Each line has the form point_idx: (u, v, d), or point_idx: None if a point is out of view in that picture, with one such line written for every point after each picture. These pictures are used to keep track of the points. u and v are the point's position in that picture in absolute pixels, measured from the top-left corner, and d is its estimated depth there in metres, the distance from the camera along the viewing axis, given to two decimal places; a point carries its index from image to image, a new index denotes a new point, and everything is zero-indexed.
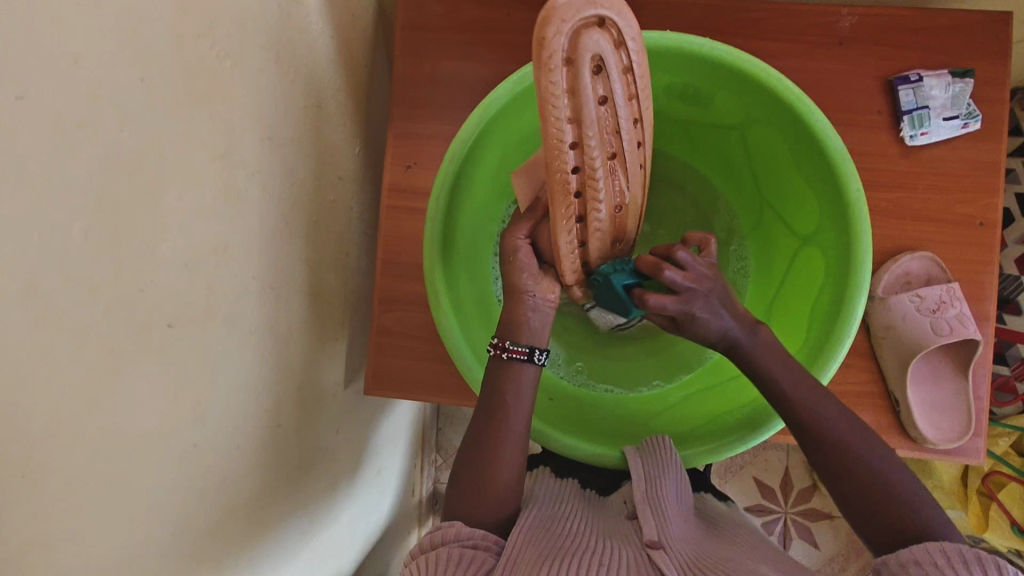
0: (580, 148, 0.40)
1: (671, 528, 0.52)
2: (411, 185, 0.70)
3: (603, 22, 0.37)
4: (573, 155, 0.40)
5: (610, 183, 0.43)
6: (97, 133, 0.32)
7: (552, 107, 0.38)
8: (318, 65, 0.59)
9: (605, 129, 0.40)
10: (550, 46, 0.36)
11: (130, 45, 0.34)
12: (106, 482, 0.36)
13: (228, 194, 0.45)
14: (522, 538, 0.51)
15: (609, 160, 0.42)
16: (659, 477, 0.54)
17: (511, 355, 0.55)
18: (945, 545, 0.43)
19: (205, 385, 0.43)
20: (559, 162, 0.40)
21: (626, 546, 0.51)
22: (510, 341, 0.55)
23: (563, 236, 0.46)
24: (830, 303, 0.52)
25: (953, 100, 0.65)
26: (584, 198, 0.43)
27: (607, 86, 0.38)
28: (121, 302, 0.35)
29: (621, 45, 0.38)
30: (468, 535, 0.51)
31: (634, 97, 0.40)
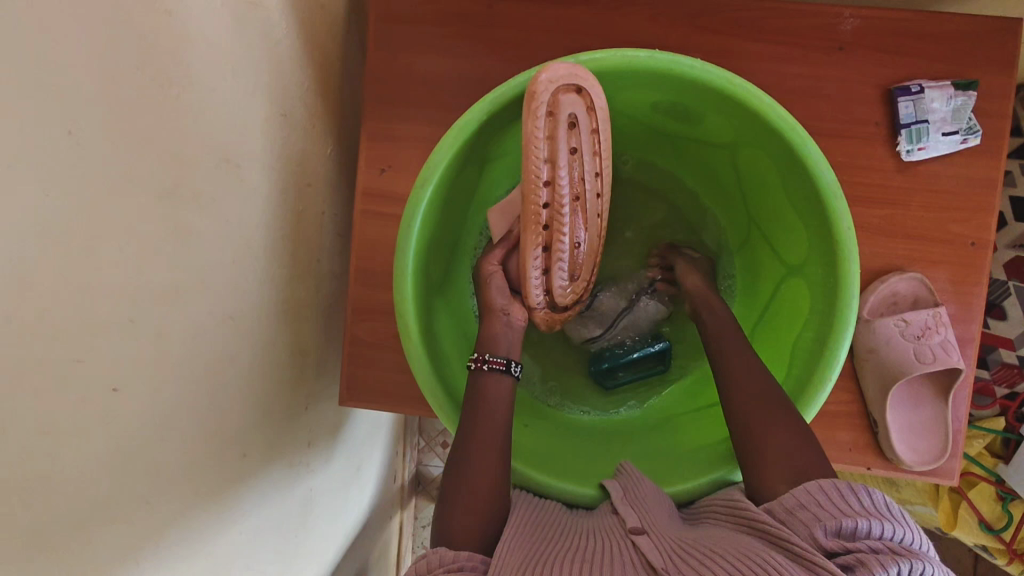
0: (552, 187, 0.50)
1: (656, 518, 0.49)
2: (386, 189, 0.67)
3: (580, 91, 0.48)
4: (546, 191, 0.50)
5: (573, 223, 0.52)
6: (20, 205, 0.29)
7: (535, 145, 0.48)
8: (282, 68, 0.55)
9: (573, 174, 0.50)
10: (537, 97, 0.46)
11: (55, 96, 0.31)
12: (54, 559, 0.34)
13: (177, 231, 0.41)
14: (506, 549, 0.46)
15: (572, 202, 0.51)
16: (636, 484, 0.53)
17: (491, 366, 0.55)
18: (823, 482, 0.43)
19: (159, 435, 0.41)
20: (534, 194, 0.49)
21: (610, 539, 0.47)
22: (489, 354, 0.57)
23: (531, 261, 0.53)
24: (813, 341, 0.51)
25: (954, 114, 0.62)
26: (550, 233, 0.52)
27: (577, 140, 0.49)
28: (57, 379, 0.32)
29: (593, 113, 0.49)
30: (453, 559, 0.46)
31: (599, 155, 0.51)
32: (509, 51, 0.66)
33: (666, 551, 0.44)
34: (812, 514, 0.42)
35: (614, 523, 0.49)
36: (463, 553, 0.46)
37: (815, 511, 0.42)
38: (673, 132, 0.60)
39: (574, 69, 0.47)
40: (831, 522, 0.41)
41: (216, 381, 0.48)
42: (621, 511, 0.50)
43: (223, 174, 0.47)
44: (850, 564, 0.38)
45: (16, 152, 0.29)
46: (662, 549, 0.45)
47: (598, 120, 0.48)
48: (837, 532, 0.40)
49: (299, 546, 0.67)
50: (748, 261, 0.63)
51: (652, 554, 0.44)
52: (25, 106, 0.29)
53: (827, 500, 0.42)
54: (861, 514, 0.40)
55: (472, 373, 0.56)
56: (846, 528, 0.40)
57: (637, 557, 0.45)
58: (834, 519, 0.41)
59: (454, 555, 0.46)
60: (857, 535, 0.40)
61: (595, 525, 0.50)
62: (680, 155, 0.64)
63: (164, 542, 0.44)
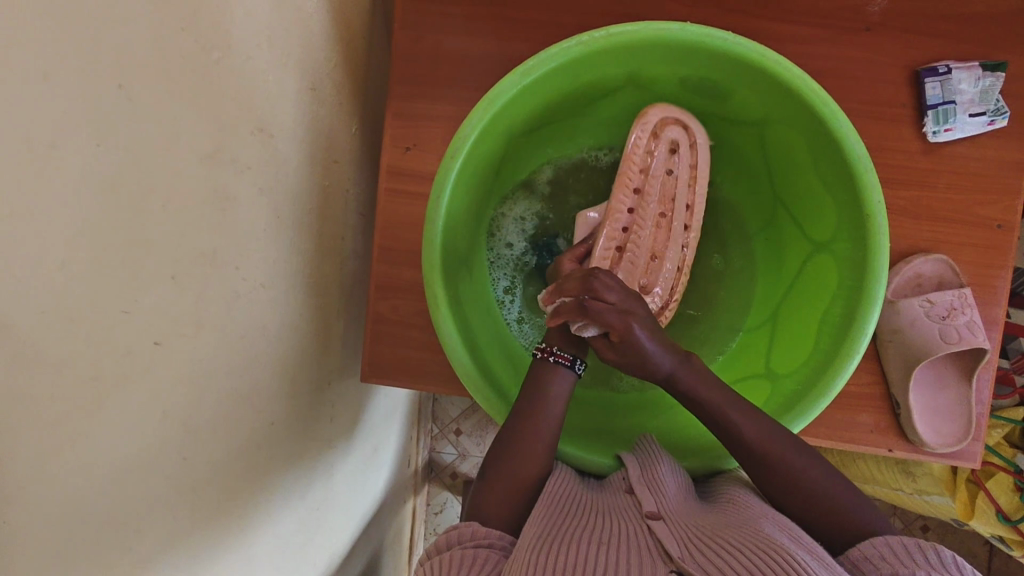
0: (640, 196, 0.61)
1: (670, 503, 0.49)
2: (411, 168, 0.67)
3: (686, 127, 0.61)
4: (631, 200, 0.61)
5: (653, 235, 0.61)
6: (73, 154, 0.30)
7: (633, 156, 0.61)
8: (314, 39, 0.55)
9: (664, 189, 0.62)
10: (647, 117, 0.60)
11: (106, 48, 0.31)
12: (94, 512, 0.35)
13: (215, 196, 0.42)
14: (529, 525, 0.48)
15: (658, 217, 0.62)
16: (654, 460, 0.54)
17: (556, 359, 0.58)
18: (892, 539, 0.45)
19: (195, 397, 0.42)
20: (623, 195, 0.61)
21: (625, 519, 0.48)
22: (557, 345, 0.59)
23: (600, 254, 0.61)
24: (841, 316, 0.52)
25: (982, 96, 0.61)
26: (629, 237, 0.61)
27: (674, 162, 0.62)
28: (102, 328, 0.33)
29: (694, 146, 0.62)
30: (483, 536, 0.49)
31: (694, 184, 0.62)
32: (537, 32, 0.66)
33: (682, 540, 0.45)
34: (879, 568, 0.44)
35: (629, 506, 0.50)
36: (493, 531, 0.49)
37: (889, 566, 0.44)
38: (700, 110, 0.61)
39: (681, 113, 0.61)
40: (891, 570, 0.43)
41: (249, 346, 0.49)
42: (638, 493, 0.50)
43: (258, 142, 0.47)
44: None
45: (67, 99, 0.29)
46: (677, 537, 0.45)
47: (695, 149, 0.61)
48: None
49: (319, 522, 0.67)
50: (772, 239, 0.64)
51: (669, 541, 0.44)
52: (75, 54, 0.30)
53: (891, 556, 0.44)
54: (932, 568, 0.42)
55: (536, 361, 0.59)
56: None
57: (652, 542, 0.45)
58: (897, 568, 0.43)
59: (484, 531, 0.49)
60: None
61: (611, 506, 0.51)
62: (708, 134, 0.65)
63: (196, 503, 0.44)
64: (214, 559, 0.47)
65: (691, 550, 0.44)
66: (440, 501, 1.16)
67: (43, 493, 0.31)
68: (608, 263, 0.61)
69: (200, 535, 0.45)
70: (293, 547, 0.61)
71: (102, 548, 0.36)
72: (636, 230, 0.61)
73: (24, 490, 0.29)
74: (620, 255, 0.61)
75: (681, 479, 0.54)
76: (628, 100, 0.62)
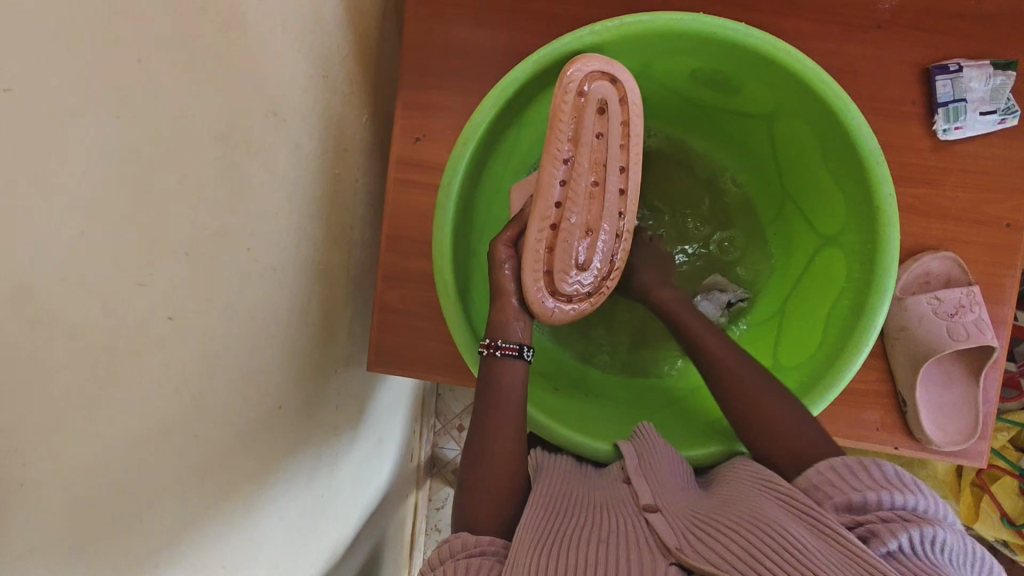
0: (569, 165, 0.53)
1: (668, 494, 0.49)
2: (420, 158, 0.67)
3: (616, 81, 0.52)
4: (563, 168, 0.53)
5: (584, 207, 0.53)
6: (94, 124, 0.30)
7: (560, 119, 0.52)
8: (327, 27, 0.55)
9: (597, 156, 0.53)
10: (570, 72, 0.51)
11: (128, 22, 0.32)
12: (104, 484, 0.35)
13: (229, 177, 0.42)
14: (525, 525, 0.48)
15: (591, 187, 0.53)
16: (650, 450, 0.54)
17: (503, 352, 0.54)
18: (836, 462, 0.46)
19: (205, 375, 0.42)
20: (552, 166, 0.52)
21: (623, 512, 0.48)
22: (501, 338, 0.55)
23: (533, 235, 0.54)
24: (851, 310, 0.52)
25: (992, 94, 0.61)
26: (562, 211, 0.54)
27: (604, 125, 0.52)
28: (118, 301, 0.33)
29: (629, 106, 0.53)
30: (475, 544, 0.48)
31: (627, 148, 0.53)
32: (549, 25, 0.66)
33: (678, 528, 0.45)
34: (826, 492, 0.45)
35: (626, 497, 0.50)
36: (485, 537, 0.49)
37: (831, 488, 0.44)
38: (711, 104, 0.61)
39: (613, 61, 0.52)
40: (839, 496, 0.43)
41: (258, 329, 0.49)
42: (634, 484, 0.50)
43: (272, 126, 0.48)
44: (863, 535, 0.40)
45: (88, 71, 0.30)
46: (673, 526, 0.45)
47: (627, 107, 0.52)
48: (849, 507, 0.43)
49: (322, 511, 0.67)
50: (781, 235, 0.64)
51: (664, 531, 0.44)
52: (97, 27, 0.30)
53: (839, 480, 0.44)
54: (874, 487, 0.42)
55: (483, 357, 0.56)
56: (856, 501, 0.42)
57: (650, 534, 0.45)
58: (845, 492, 0.43)
59: (476, 539, 0.49)
60: (868, 507, 0.42)
61: (609, 498, 0.51)
62: (717, 129, 0.65)
63: (203, 483, 0.44)
64: (219, 540, 0.48)
65: (687, 539, 0.44)
66: (442, 497, 1.16)
67: (55, 461, 0.31)
68: (542, 243, 0.54)
69: (206, 514, 0.45)
70: (296, 534, 0.61)
71: (110, 519, 0.36)
72: (568, 205, 0.53)
73: (37, 456, 0.30)
74: (555, 233, 0.54)
75: (678, 467, 0.54)
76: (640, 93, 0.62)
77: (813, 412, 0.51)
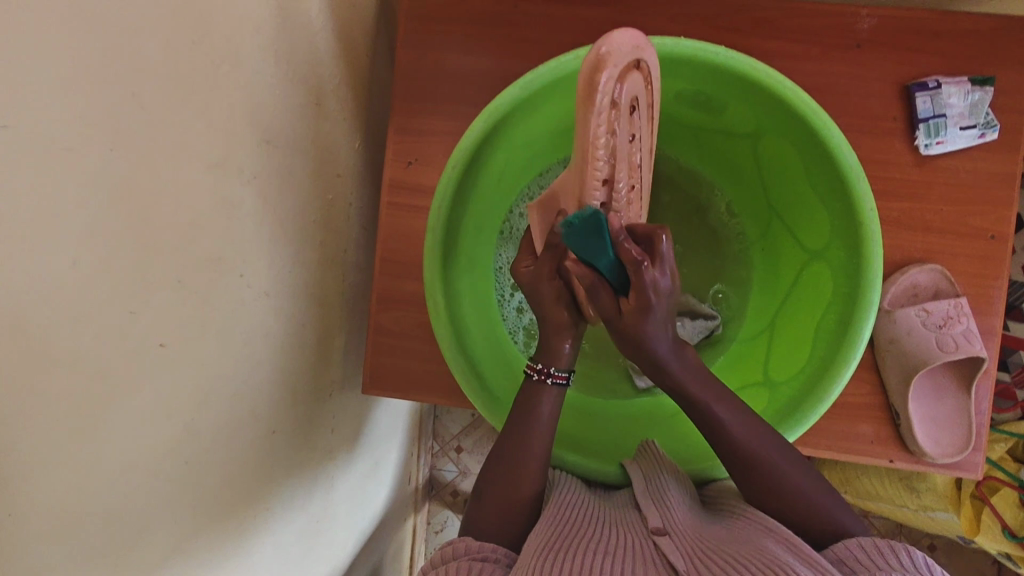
0: (611, 174, 0.46)
1: (676, 516, 0.51)
2: (413, 182, 0.68)
3: (638, 65, 0.45)
4: (603, 190, 0.47)
5: (627, 206, 0.50)
6: (87, 156, 0.31)
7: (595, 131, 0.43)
8: (319, 56, 0.57)
9: (625, 156, 0.47)
10: (602, 73, 0.41)
11: (120, 57, 0.33)
12: (96, 512, 0.35)
13: (222, 205, 0.43)
14: (534, 534, 0.49)
15: (629, 190, 0.50)
16: (658, 474, 0.55)
17: (555, 380, 0.56)
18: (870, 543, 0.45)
19: (198, 399, 0.42)
20: (592, 185, 0.45)
21: (632, 533, 0.50)
22: (554, 367, 0.56)
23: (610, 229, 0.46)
24: (837, 321, 0.52)
25: (971, 110, 0.63)
26: (616, 224, 0.49)
27: (632, 124, 0.47)
28: (111, 330, 0.34)
29: (649, 88, 0.48)
30: (478, 549, 0.50)
31: (643, 119, 0.49)
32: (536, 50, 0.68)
33: (687, 552, 0.46)
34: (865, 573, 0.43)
35: (636, 521, 0.52)
36: (488, 545, 0.50)
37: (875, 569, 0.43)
38: (695, 124, 0.62)
39: (636, 42, 0.44)
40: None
41: (251, 355, 0.49)
42: (643, 509, 0.52)
43: (264, 153, 0.48)
44: None
45: (81, 105, 0.30)
46: (682, 549, 0.46)
47: (650, 96, 0.48)
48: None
49: (317, 537, 0.66)
50: (768, 252, 0.64)
51: (675, 555, 0.45)
52: (91, 62, 0.31)
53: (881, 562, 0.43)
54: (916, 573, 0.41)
55: (529, 381, 0.57)
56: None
57: (657, 556, 0.46)
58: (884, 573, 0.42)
59: (478, 546, 0.50)
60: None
61: (618, 520, 0.52)
62: (704, 149, 0.66)
63: (196, 508, 0.44)
64: (212, 567, 0.47)
65: (694, 562, 0.45)
66: (440, 519, 1.15)
67: (47, 488, 0.31)
68: (601, 262, 0.50)
69: (200, 541, 0.45)
70: (291, 559, 0.61)
71: (102, 548, 0.36)
72: (617, 215, 0.49)
73: (28, 481, 0.30)
74: (609, 209, 0.47)
75: (685, 490, 0.55)
76: None
77: (827, 403, 0.51)
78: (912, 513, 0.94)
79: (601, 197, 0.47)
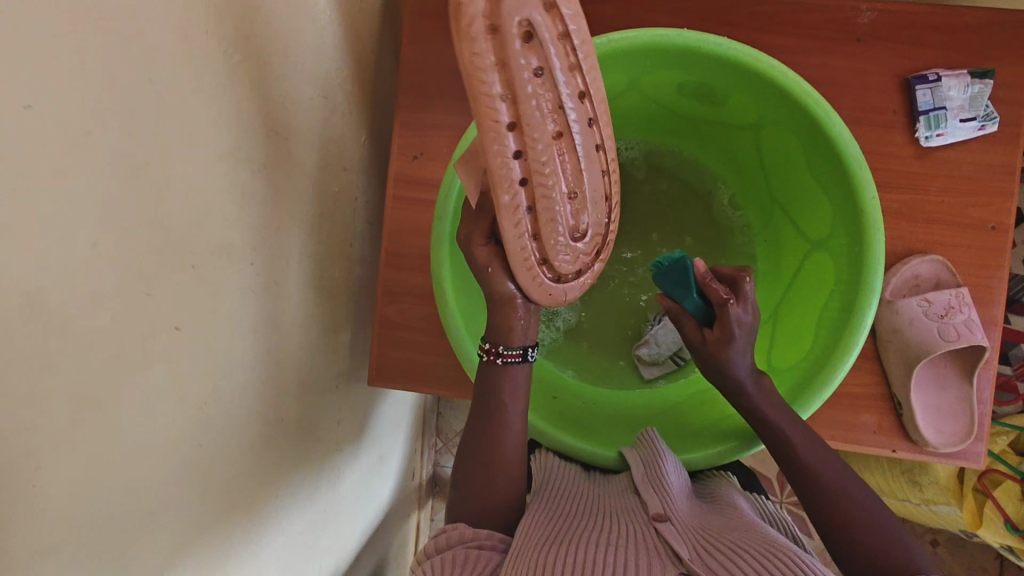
0: (519, 132, 0.37)
1: (675, 506, 0.51)
2: (418, 176, 0.69)
3: (549, 7, 0.35)
4: (518, 152, 0.37)
5: (567, 177, 0.40)
6: (104, 139, 0.32)
7: (484, 78, 0.35)
8: (326, 50, 0.58)
9: (546, 102, 0.37)
10: (465, 11, 0.33)
11: (136, 45, 0.33)
12: (110, 492, 0.36)
13: (233, 193, 0.44)
14: (534, 524, 0.50)
15: (553, 138, 0.38)
16: (655, 458, 0.55)
17: (505, 359, 0.54)
18: None
19: (209, 385, 0.43)
20: (497, 147, 0.37)
21: (633, 520, 0.50)
22: (503, 346, 0.53)
23: (510, 234, 0.40)
24: (840, 308, 0.53)
25: (971, 102, 0.63)
26: (545, 202, 0.40)
27: (541, 58, 0.35)
28: (127, 312, 0.35)
29: (564, 40, 0.36)
30: (472, 537, 0.50)
31: (582, 96, 0.38)
32: None
33: (688, 542, 0.46)
34: None
35: (635, 508, 0.52)
36: (484, 532, 0.51)
37: None
38: (697, 115, 0.63)
39: None
40: None
41: (260, 344, 0.50)
42: (644, 497, 0.52)
43: (274, 144, 0.49)
44: None
45: (99, 91, 0.31)
46: (682, 538, 0.47)
47: (559, 40, 0.35)
48: None
49: (323, 528, 0.67)
50: (771, 242, 0.65)
51: (676, 543, 0.46)
52: (108, 49, 0.32)
53: None
54: None
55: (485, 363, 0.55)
56: None
57: (660, 543, 0.47)
58: None
59: (473, 533, 0.51)
60: None
61: (617, 507, 0.53)
62: (706, 141, 0.67)
63: (206, 492, 0.45)
64: (221, 552, 0.48)
65: (697, 553, 0.45)
66: (444, 516, 1.16)
67: (64, 465, 0.32)
68: (523, 234, 0.41)
69: (210, 526, 0.46)
70: (298, 549, 0.61)
71: (116, 528, 0.37)
72: (545, 190, 0.39)
73: (45, 457, 0.31)
74: (536, 217, 0.40)
75: (682, 477, 0.55)
76: (628, 109, 0.64)
77: (831, 388, 0.51)
78: (916, 507, 0.94)
79: (521, 158, 0.38)
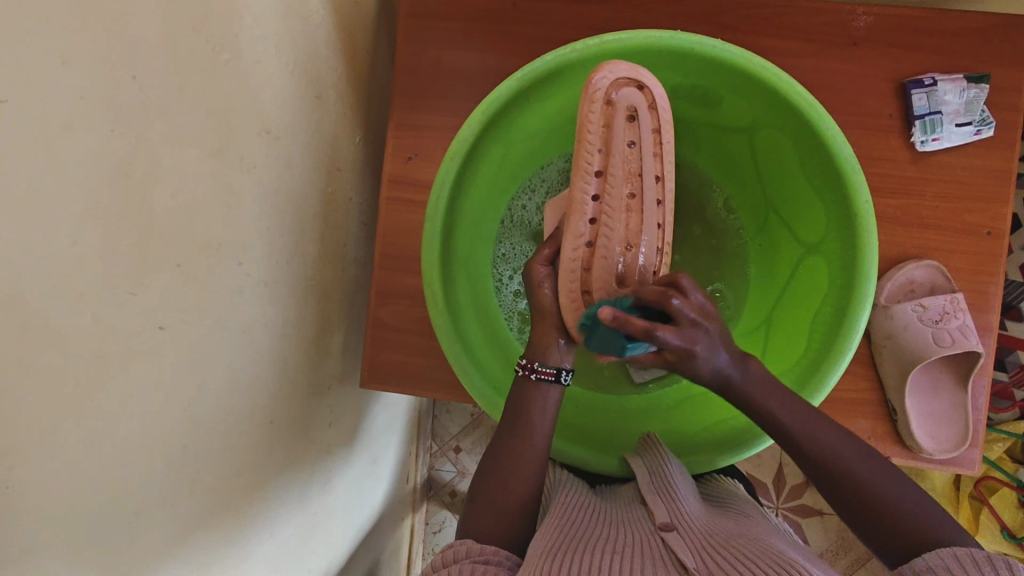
0: (601, 178, 0.50)
1: (681, 512, 0.50)
2: (412, 177, 0.69)
3: (642, 87, 0.51)
4: (596, 182, 0.50)
5: (624, 220, 0.51)
6: (86, 135, 0.31)
7: (587, 128, 0.50)
8: (319, 49, 0.57)
9: (630, 166, 0.51)
10: (595, 83, 0.50)
11: (120, 41, 0.33)
12: (91, 492, 0.35)
13: (221, 193, 0.43)
14: (540, 534, 0.49)
15: (626, 198, 0.51)
16: (663, 466, 0.55)
17: (539, 375, 0.55)
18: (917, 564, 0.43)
19: (196, 385, 0.43)
20: (582, 181, 0.50)
21: (638, 530, 0.49)
22: (538, 363, 0.56)
23: (568, 254, 0.51)
24: (833, 312, 0.53)
25: (967, 106, 0.63)
26: (597, 228, 0.51)
27: (635, 132, 0.51)
28: (109, 309, 0.34)
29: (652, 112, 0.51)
30: (479, 552, 0.49)
31: (659, 156, 0.52)
32: (535, 47, 0.68)
33: (694, 548, 0.46)
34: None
35: (642, 516, 0.52)
36: (489, 546, 0.50)
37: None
38: (692, 117, 0.63)
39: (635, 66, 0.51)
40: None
41: (249, 344, 0.49)
42: (650, 504, 0.52)
43: (265, 143, 0.49)
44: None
45: (82, 86, 0.31)
46: (688, 545, 0.46)
47: (648, 116, 0.51)
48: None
49: (314, 531, 0.66)
50: (764, 246, 0.65)
51: (681, 550, 0.45)
52: (91, 43, 0.31)
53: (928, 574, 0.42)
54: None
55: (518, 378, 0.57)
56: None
57: (665, 550, 0.46)
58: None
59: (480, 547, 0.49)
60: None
61: (622, 517, 0.52)
62: (701, 143, 0.66)
63: (191, 494, 0.44)
64: (208, 555, 0.47)
65: (701, 558, 0.44)
66: (439, 520, 1.15)
67: (42, 466, 0.31)
68: (578, 261, 0.51)
69: (196, 526, 0.45)
70: (288, 552, 0.61)
71: (96, 529, 0.36)
72: (605, 226, 0.50)
73: (24, 457, 0.30)
74: (592, 249, 0.51)
75: (689, 486, 0.55)
76: None
77: (821, 393, 0.51)
78: None
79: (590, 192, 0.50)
